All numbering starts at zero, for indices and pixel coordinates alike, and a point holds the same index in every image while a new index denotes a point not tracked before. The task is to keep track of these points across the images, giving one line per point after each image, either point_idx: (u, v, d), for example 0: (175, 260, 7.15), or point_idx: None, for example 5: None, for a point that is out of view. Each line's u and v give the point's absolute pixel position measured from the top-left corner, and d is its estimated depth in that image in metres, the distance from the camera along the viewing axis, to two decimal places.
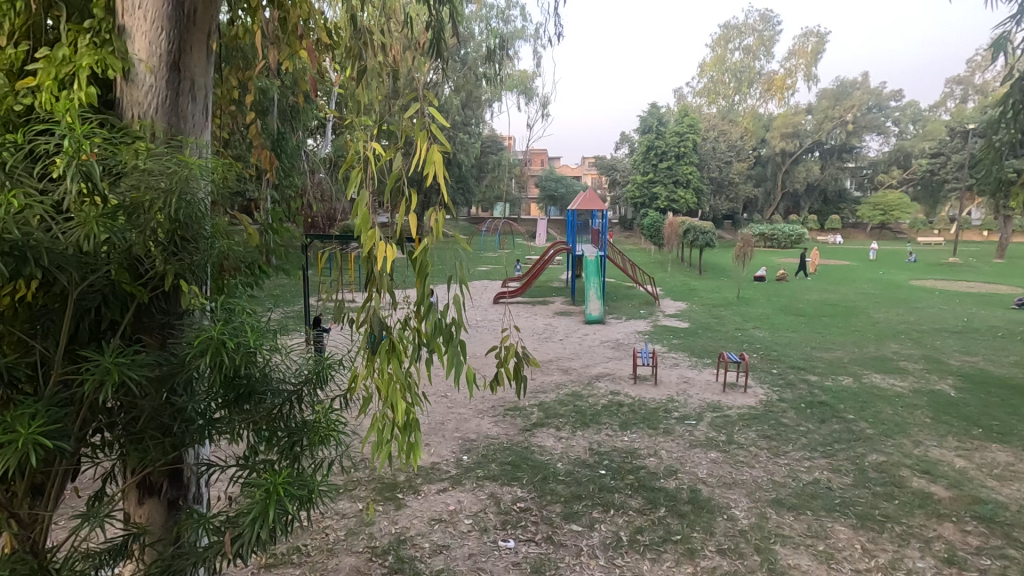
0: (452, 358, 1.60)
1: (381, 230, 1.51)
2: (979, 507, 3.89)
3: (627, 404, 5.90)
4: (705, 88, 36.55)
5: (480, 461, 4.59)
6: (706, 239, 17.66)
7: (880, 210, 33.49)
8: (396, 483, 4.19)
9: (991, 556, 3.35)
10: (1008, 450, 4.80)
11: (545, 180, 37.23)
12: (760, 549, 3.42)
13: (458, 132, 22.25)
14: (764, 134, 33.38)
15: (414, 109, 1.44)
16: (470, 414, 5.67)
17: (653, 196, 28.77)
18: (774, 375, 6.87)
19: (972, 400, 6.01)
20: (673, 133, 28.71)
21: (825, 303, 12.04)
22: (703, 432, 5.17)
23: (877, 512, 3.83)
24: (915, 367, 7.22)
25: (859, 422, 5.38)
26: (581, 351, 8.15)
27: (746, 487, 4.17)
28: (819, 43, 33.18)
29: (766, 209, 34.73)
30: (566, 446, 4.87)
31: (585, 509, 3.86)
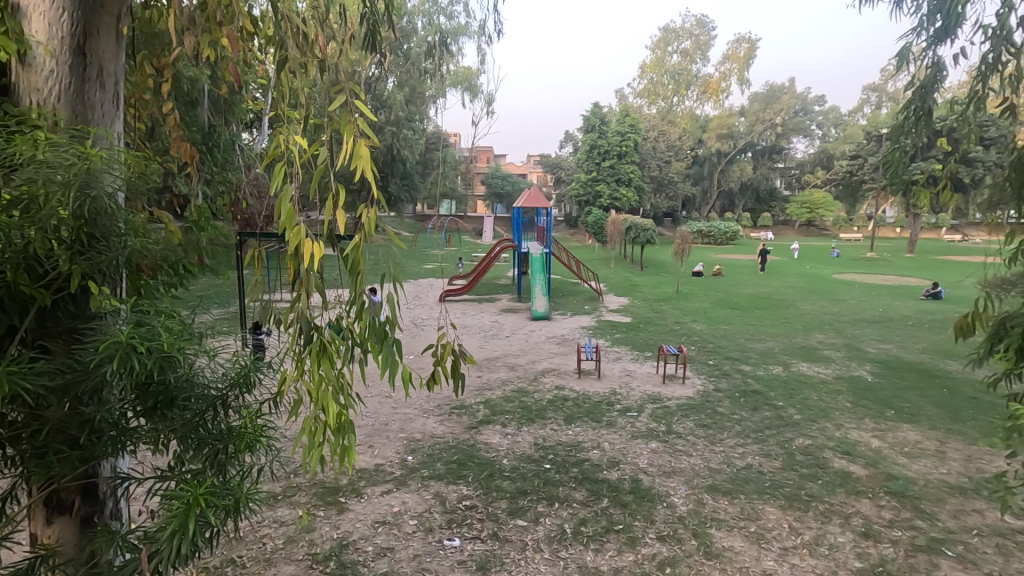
0: (386, 358, 1.59)
1: (308, 228, 1.45)
2: (892, 483, 4.20)
3: (572, 398, 6.00)
4: (645, 88, 37.48)
5: (425, 461, 4.54)
6: (647, 236, 18.19)
7: (807, 208, 35.51)
8: (339, 487, 4.08)
9: (901, 528, 3.63)
10: (917, 430, 5.21)
11: (491, 178, 37.22)
12: (697, 534, 3.56)
13: (401, 128, 21.86)
14: (700, 135, 34.64)
15: (340, 102, 1.39)
16: (415, 413, 5.60)
17: (597, 194, 29.37)
18: (710, 366, 7.17)
19: (885, 384, 6.49)
20: (615, 133, 29.33)
21: (757, 296, 12.69)
22: (644, 423, 5.33)
23: (803, 493, 4.06)
24: (837, 355, 7.73)
25: (788, 408, 5.69)
26: (527, 348, 8.22)
27: (685, 475, 4.33)
28: (751, 48, 34.62)
29: (703, 207, 36.15)
30: (512, 442, 4.90)
31: (530, 503, 3.90)
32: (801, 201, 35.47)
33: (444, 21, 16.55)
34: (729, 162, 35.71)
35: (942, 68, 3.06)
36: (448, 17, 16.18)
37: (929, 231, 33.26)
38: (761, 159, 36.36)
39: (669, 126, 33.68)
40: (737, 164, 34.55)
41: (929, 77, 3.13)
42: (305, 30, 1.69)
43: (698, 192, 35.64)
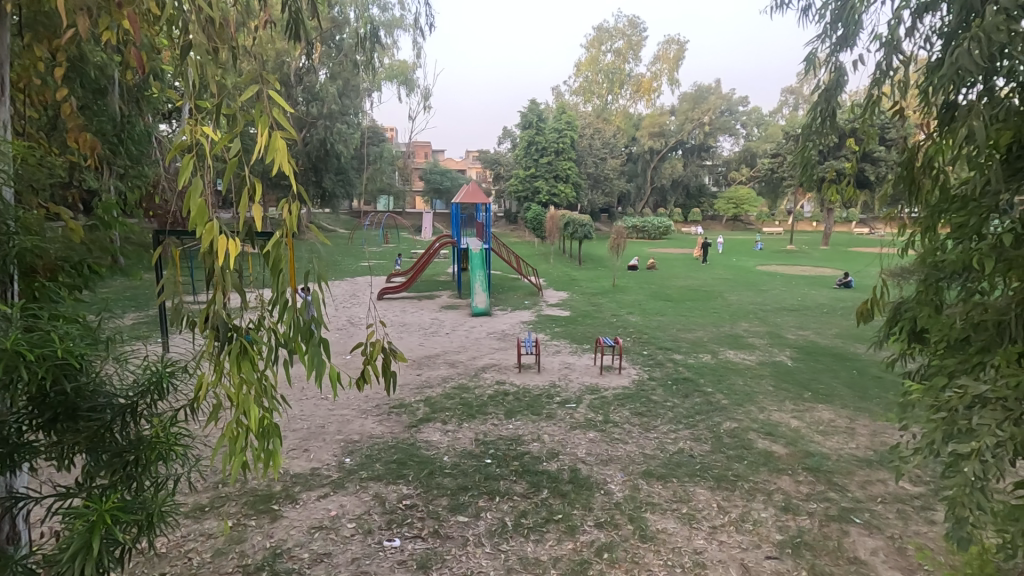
0: (312, 358, 1.56)
1: (222, 224, 1.38)
2: (809, 459, 4.52)
3: (512, 393, 6.04)
4: (581, 86, 38.17)
5: (363, 463, 4.44)
6: (585, 231, 18.59)
7: (733, 204, 37.33)
8: (272, 494, 3.93)
9: (817, 500, 3.91)
10: (830, 409, 5.63)
11: (429, 174, 36.75)
12: (633, 518, 3.69)
13: (335, 123, 21.20)
14: (634, 133, 35.67)
15: (253, 92, 1.33)
16: (353, 414, 5.48)
17: (535, 190, 29.65)
18: (645, 356, 7.44)
19: (803, 368, 6.97)
20: (552, 130, 29.69)
21: (688, 288, 13.23)
22: (582, 414, 5.45)
23: (730, 473, 4.29)
24: (761, 342, 8.21)
25: (716, 394, 6.00)
26: (468, 344, 8.21)
27: (621, 462, 4.47)
28: (679, 50, 35.82)
29: (637, 203, 37.31)
30: (453, 439, 4.88)
31: (471, 499, 3.90)
32: (727, 197, 37.23)
33: (378, 13, 16.10)
34: (661, 159, 36.98)
35: (844, 73, 3.09)
36: (381, 9, 15.75)
37: (840, 225, 35.76)
38: (690, 157, 37.89)
39: (604, 124, 34.40)
40: (668, 161, 35.83)
41: (832, 82, 3.15)
42: (215, 15, 1.59)
43: (632, 188, 36.74)
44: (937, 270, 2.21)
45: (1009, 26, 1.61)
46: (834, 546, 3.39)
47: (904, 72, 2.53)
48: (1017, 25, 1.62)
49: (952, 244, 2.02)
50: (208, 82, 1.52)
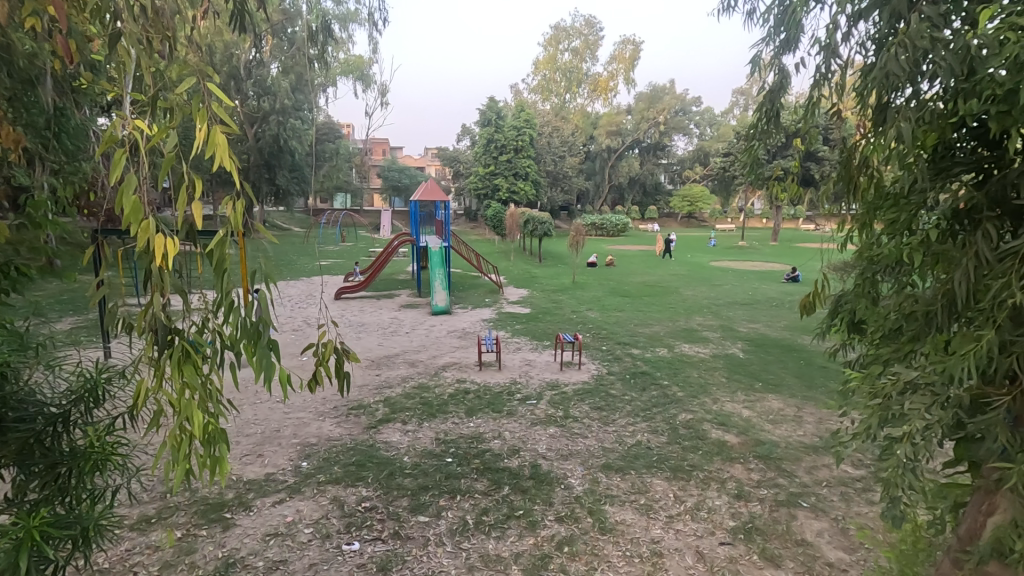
0: (260, 360, 1.52)
1: (158, 222, 1.32)
2: (760, 448, 4.69)
3: (473, 391, 6.03)
4: (539, 85, 38.36)
5: (321, 466, 4.34)
6: (544, 229, 18.72)
7: (688, 201, 38.31)
8: (224, 502, 3.80)
9: (767, 486, 4.07)
10: (779, 398, 5.86)
11: (387, 172, 36.20)
12: (593, 511, 3.74)
13: (287, 118, 20.59)
14: (592, 132, 36.09)
15: (190, 84, 1.28)
16: (310, 417, 5.35)
17: (495, 187, 29.63)
18: (604, 351, 7.55)
19: (753, 360, 7.23)
20: (511, 128, 29.75)
21: (645, 284, 13.51)
22: (543, 410, 5.49)
23: (685, 463, 4.42)
24: (714, 335, 8.47)
25: (672, 386, 6.16)
26: (428, 343, 8.13)
27: (581, 456, 4.53)
28: (634, 50, 36.41)
29: (596, 201, 37.84)
30: (413, 439, 4.83)
31: (432, 498, 3.88)
32: (682, 195, 38.12)
33: None
34: (618, 157, 37.59)
35: (787, 76, 3.15)
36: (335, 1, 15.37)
37: (788, 221, 37.21)
38: (646, 155, 38.66)
39: (562, 122, 34.66)
40: (626, 160, 36.43)
41: (776, 84, 3.21)
42: (146, 2, 1.51)
43: (591, 186, 37.21)
44: (873, 263, 2.34)
45: (931, 33, 1.71)
46: (783, 530, 3.53)
47: (841, 75, 2.65)
48: (939, 32, 1.73)
49: (886, 239, 2.14)
50: (144, 74, 1.46)
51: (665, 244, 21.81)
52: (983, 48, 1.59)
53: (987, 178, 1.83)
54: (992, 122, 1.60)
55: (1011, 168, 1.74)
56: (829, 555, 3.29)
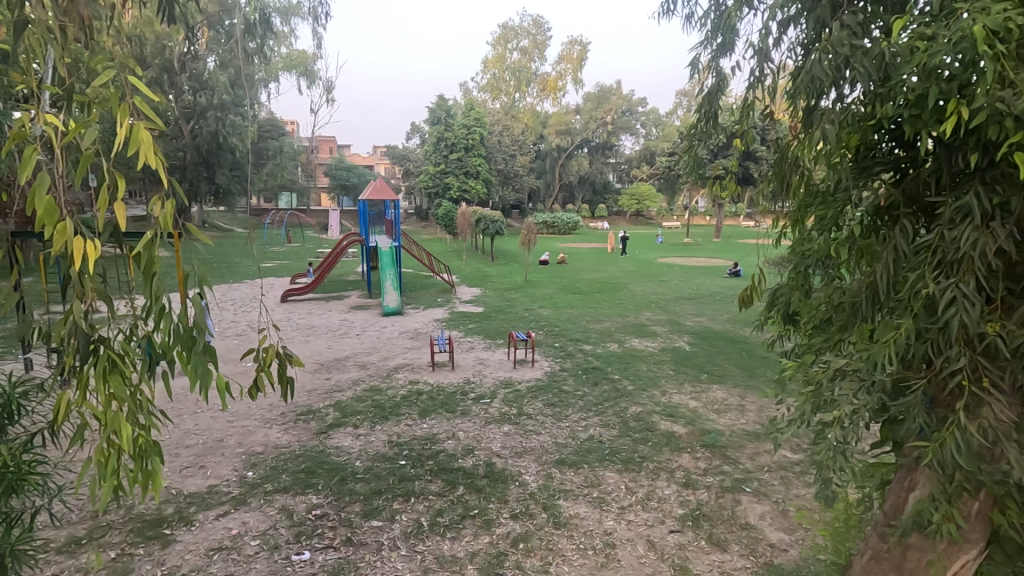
0: (196, 367, 1.45)
1: (76, 225, 1.23)
2: (707, 437, 4.86)
3: (426, 391, 5.98)
4: (489, 83, 38.34)
5: (268, 475, 4.19)
6: (497, 227, 18.74)
7: (636, 200, 39.23)
8: (162, 518, 3.61)
9: (713, 474, 4.22)
10: (723, 388, 6.10)
11: (335, 170, 35.30)
12: (547, 506, 3.78)
13: (226, 115, 19.71)
14: (542, 131, 36.37)
15: (109, 76, 1.21)
16: (256, 424, 5.16)
17: (446, 186, 29.41)
18: (556, 348, 7.63)
19: (699, 352, 7.49)
20: (461, 126, 29.68)
21: (595, 281, 13.75)
22: (497, 408, 5.50)
23: (636, 455, 4.53)
24: (662, 330, 8.72)
25: (622, 380, 6.30)
26: (379, 345, 7.99)
27: (535, 453, 4.57)
28: (582, 50, 36.87)
29: (547, 199, 38.22)
30: (365, 443, 4.74)
31: (386, 502, 3.82)
32: (630, 193, 38.98)
33: None
34: (568, 156, 38.06)
35: (724, 80, 3.24)
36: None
37: (730, 218, 38.76)
38: (595, 155, 39.31)
39: (512, 121, 34.72)
40: (575, 159, 36.95)
41: (714, 88, 3.30)
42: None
43: (541, 185, 37.55)
44: (805, 258, 2.46)
45: (851, 41, 1.83)
46: (728, 515, 3.68)
47: (772, 78, 2.77)
48: (858, 40, 1.84)
49: (815, 235, 2.26)
50: (57, 67, 1.36)
51: (615, 241, 22.24)
52: (897, 55, 1.71)
53: (903, 177, 1.96)
54: (905, 125, 1.71)
55: (922, 168, 1.88)
56: (771, 536, 3.45)
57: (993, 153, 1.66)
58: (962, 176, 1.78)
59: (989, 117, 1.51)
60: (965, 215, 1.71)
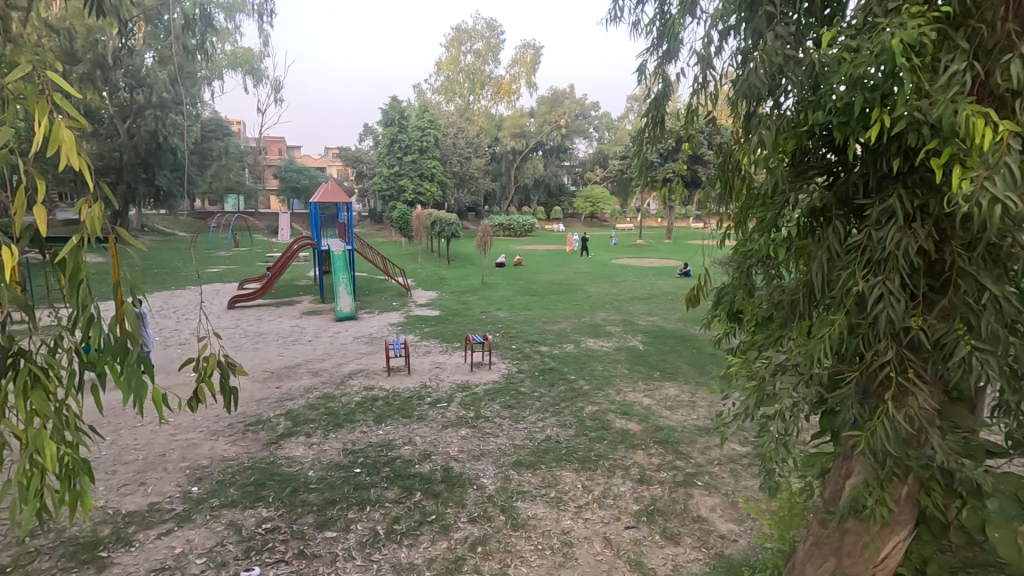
0: (129, 379, 1.39)
1: None
2: (660, 433, 4.98)
3: (381, 397, 5.87)
4: (442, 85, 38.11)
5: (214, 490, 4.01)
6: (453, 230, 18.64)
7: (590, 202, 39.81)
8: (98, 539, 3.40)
9: (666, 469, 4.33)
10: (675, 385, 6.27)
11: (285, 172, 34.29)
12: (505, 508, 3.79)
13: (166, 113, 18.79)
14: (496, 134, 36.44)
15: (27, 73, 1.15)
16: (201, 437, 4.93)
17: (400, 188, 29.02)
18: (513, 350, 7.66)
19: (652, 351, 7.67)
20: (415, 128, 29.45)
21: (551, 283, 13.88)
22: (454, 412, 5.47)
23: (592, 453, 4.59)
24: (617, 329, 8.88)
25: (578, 380, 6.38)
26: (332, 351, 7.80)
27: (492, 456, 4.56)
28: (535, 54, 37.12)
29: (503, 202, 38.38)
30: (318, 452, 4.62)
31: (340, 512, 3.72)
32: (584, 196, 39.57)
33: None
34: (522, 159, 38.31)
35: (669, 85, 3.33)
36: None
37: (680, 220, 39.93)
38: (550, 157, 39.71)
39: (467, 123, 34.63)
40: (530, 162, 37.22)
41: (660, 93, 3.39)
42: None
43: (497, 187, 37.65)
44: (747, 258, 2.56)
45: (784, 51, 1.91)
46: (681, 509, 3.78)
47: (715, 85, 2.87)
48: (791, 51, 1.94)
49: (756, 236, 2.36)
50: None
51: (570, 243, 22.54)
52: (827, 66, 1.80)
53: (835, 180, 2.07)
54: (835, 131, 1.81)
55: (852, 171, 1.99)
56: (721, 527, 3.57)
57: (912, 158, 1.78)
58: (887, 180, 1.90)
59: (909, 124, 1.62)
60: (890, 216, 1.82)
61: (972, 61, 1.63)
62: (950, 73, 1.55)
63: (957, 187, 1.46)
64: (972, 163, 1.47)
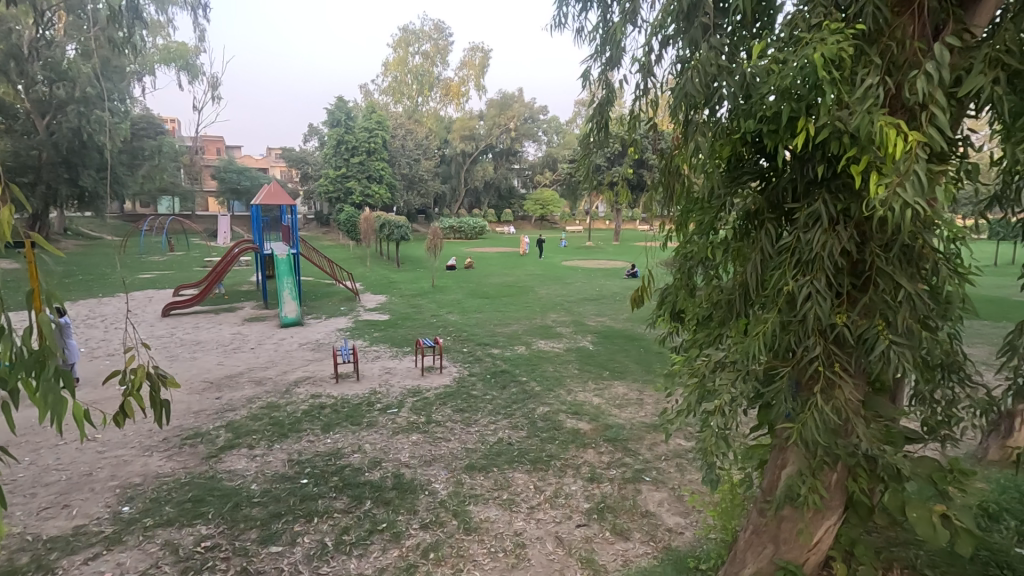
0: (46, 395, 1.30)
1: None
2: (609, 431, 5.09)
3: (329, 405, 5.72)
4: (390, 86, 37.59)
5: (148, 509, 3.79)
6: (402, 233, 18.38)
7: (540, 205, 40.16)
8: (14, 569, 3.15)
9: (615, 467, 4.42)
10: (624, 384, 6.42)
11: (224, 173, 32.87)
12: (457, 513, 3.76)
13: (90, 109, 17.64)
14: (445, 136, 36.23)
15: None
16: (133, 453, 4.65)
17: (348, 191, 28.29)
18: (464, 353, 7.63)
19: (601, 351, 7.82)
20: (362, 129, 28.91)
21: (502, 285, 13.92)
22: (405, 418, 5.39)
23: (544, 454, 4.63)
24: (567, 330, 9.00)
25: (530, 382, 6.42)
26: (277, 358, 7.53)
27: (444, 460, 4.53)
28: (484, 57, 37.10)
29: (453, 204, 38.21)
30: (261, 464, 4.44)
31: (285, 525, 3.60)
32: (533, 199, 39.88)
33: None
34: (472, 162, 38.25)
35: (613, 91, 3.41)
36: None
37: (627, 222, 40.89)
38: (500, 160, 39.84)
39: (415, 125, 34.23)
40: (481, 164, 37.20)
41: (604, 98, 3.45)
42: None
43: (447, 190, 37.43)
44: (688, 259, 2.65)
45: (717, 62, 2.01)
46: (630, 504, 3.87)
47: (656, 92, 2.96)
48: (723, 61, 2.03)
49: (696, 238, 2.45)
50: None
51: (521, 246, 22.67)
52: (756, 76, 1.89)
53: (767, 185, 2.17)
54: (765, 138, 1.91)
55: (781, 176, 2.10)
56: (668, 521, 3.68)
57: (834, 165, 1.90)
58: (814, 185, 2.01)
59: (831, 134, 1.73)
60: (816, 219, 1.93)
61: (884, 75, 1.75)
62: (866, 86, 1.67)
63: (874, 192, 1.57)
64: (886, 169, 1.59)
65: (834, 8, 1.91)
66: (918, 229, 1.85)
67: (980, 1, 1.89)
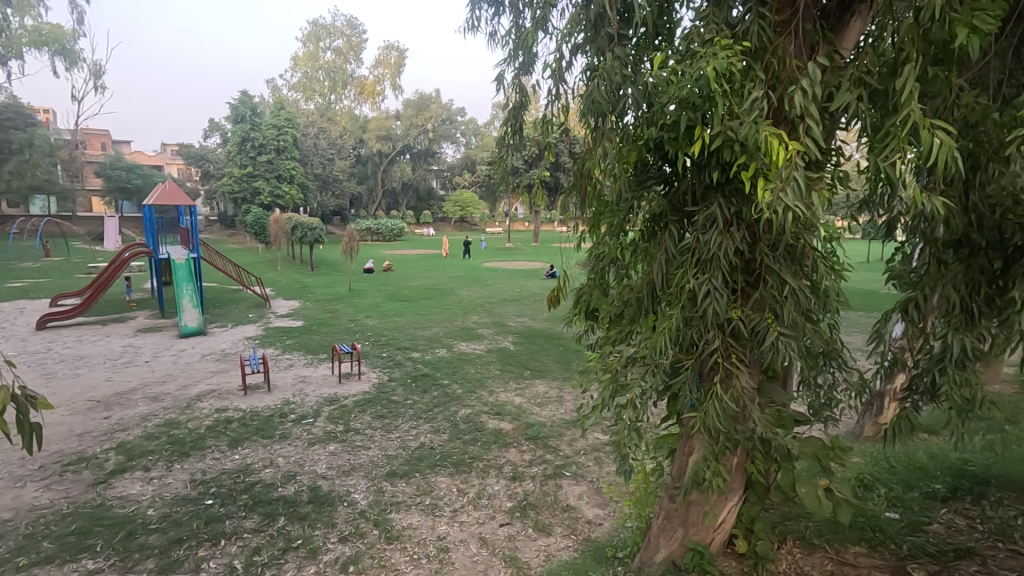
0: None
1: None
2: (531, 430, 5.16)
3: (237, 418, 5.37)
4: (300, 82, 35.98)
5: (20, 547, 3.36)
6: (315, 235, 17.62)
7: (460, 206, 39.97)
8: None
9: (536, 464, 4.50)
10: (544, 382, 6.54)
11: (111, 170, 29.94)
12: (378, 522, 3.66)
13: None
14: (361, 135, 35.18)
15: None
16: (1, 485, 4.12)
17: (254, 191, 26.58)
18: (384, 358, 7.45)
19: (522, 350, 7.92)
20: (270, 126, 27.50)
21: (422, 288, 13.73)
22: (321, 428, 5.17)
23: (466, 456, 4.62)
24: (488, 332, 9.03)
25: (451, 385, 6.38)
26: (176, 371, 6.96)
27: (363, 469, 4.39)
28: (399, 56, 36.42)
29: (370, 206, 37.18)
30: (159, 486, 4.09)
31: (187, 551, 3.33)
32: (453, 200, 39.65)
33: None
34: (389, 162, 37.42)
35: (526, 95, 3.44)
36: None
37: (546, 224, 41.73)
38: (418, 161, 39.26)
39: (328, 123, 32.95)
40: (398, 165, 36.48)
41: (518, 102, 3.49)
42: None
43: (363, 191, 36.37)
44: (600, 259, 2.74)
45: (621, 71, 2.10)
46: (551, 500, 3.95)
47: (567, 97, 3.04)
48: (627, 71, 2.14)
49: (607, 239, 2.55)
50: None
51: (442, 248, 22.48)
52: (657, 86, 2.01)
53: (669, 189, 2.29)
54: (666, 145, 2.02)
55: (682, 181, 2.23)
56: (587, 513, 3.79)
57: (727, 171, 2.04)
58: (710, 189, 2.15)
59: (724, 142, 1.86)
60: (713, 221, 2.08)
61: (767, 90, 1.92)
62: (752, 99, 1.81)
63: (762, 196, 1.71)
64: (771, 176, 1.73)
65: (725, 26, 2.07)
66: (800, 230, 2.04)
67: (847, 26, 2.12)
